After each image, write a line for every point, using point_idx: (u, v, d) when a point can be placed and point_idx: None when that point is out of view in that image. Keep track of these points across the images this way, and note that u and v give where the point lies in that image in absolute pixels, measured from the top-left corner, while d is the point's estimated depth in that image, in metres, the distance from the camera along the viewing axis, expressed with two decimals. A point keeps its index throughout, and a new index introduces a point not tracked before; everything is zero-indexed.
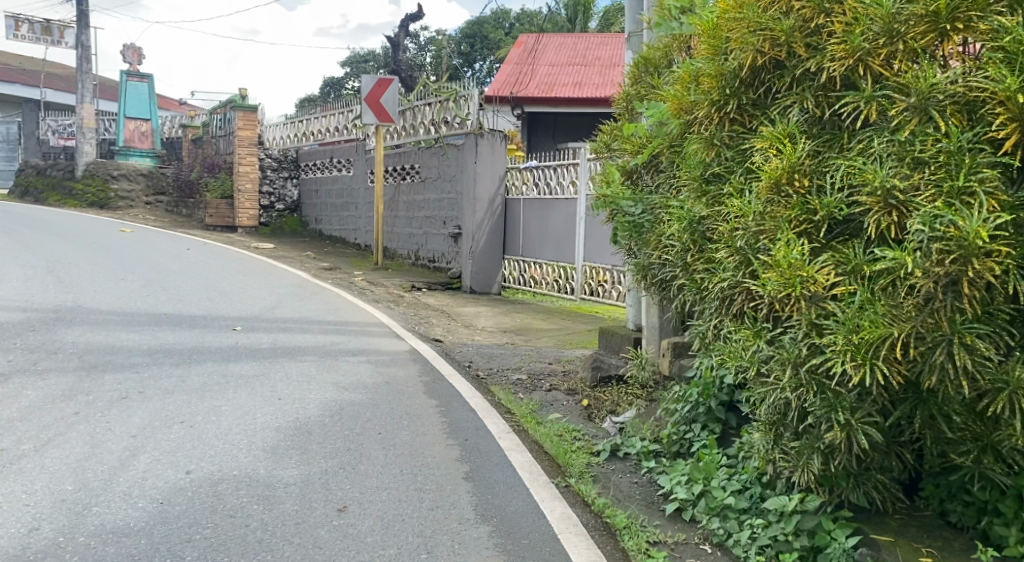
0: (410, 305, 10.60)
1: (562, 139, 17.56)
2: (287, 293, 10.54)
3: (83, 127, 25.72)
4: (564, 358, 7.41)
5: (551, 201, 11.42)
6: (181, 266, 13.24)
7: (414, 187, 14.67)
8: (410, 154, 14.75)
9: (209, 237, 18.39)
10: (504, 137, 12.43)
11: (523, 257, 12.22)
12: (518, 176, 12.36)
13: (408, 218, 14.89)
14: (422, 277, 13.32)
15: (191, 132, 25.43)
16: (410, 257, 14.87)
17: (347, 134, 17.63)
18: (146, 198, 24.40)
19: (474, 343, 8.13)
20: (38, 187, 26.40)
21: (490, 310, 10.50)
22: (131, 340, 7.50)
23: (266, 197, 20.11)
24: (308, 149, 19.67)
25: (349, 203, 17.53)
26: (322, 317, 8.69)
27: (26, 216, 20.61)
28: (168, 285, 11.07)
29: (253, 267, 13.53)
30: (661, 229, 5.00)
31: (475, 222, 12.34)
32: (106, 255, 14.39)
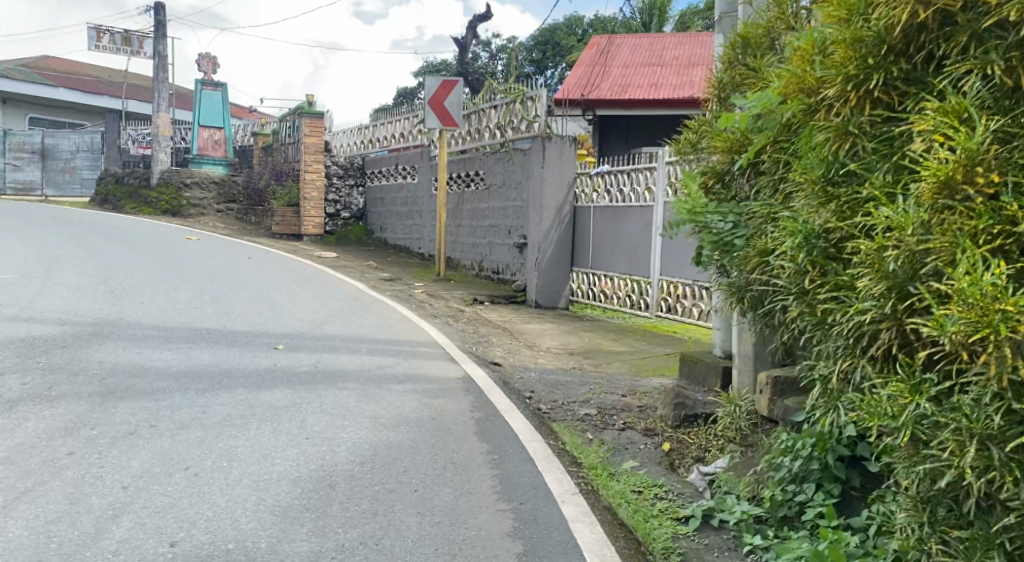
0: (471, 321, 9.77)
1: (636, 143, 16.60)
2: (340, 306, 9.81)
3: (158, 135, 25.66)
4: (640, 389, 6.44)
5: (624, 209, 10.45)
6: (237, 276, 12.71)
7: (479, 194, 13.88)
8: (475, 159, 13.96)
9: (274, 245, 17.94)
10: (576, 141, 11.51)
11: (592, 269, 11.27)
12: (588, 181, 11.41)
13: (473, 228, 14.10)
14: (485, 290, 12.50)
15: (262, 140, 25.16)
16: (474, 268, 14.08)
17: (412, 140, 16.97)
18: (217, 206, 24.18)
19: (538, 368, 7.24)
20: (115, 195, 26.53)
21: (557, 328, 9.60)
22: (162, 359, 6.84)
23: (332, 205, 19.55)
24: (374, 156, 19.04)
25: (413, 211, 16.86)
26: (373, 334, 7.91)
27: (96, 223, 20.58)
28: (219, 297, 10.49)
29: (312, 277, 12.90)
30: (763, 245, 3.98)
31: (541, 232, 11.49)
32: (165, 263, 14.00)
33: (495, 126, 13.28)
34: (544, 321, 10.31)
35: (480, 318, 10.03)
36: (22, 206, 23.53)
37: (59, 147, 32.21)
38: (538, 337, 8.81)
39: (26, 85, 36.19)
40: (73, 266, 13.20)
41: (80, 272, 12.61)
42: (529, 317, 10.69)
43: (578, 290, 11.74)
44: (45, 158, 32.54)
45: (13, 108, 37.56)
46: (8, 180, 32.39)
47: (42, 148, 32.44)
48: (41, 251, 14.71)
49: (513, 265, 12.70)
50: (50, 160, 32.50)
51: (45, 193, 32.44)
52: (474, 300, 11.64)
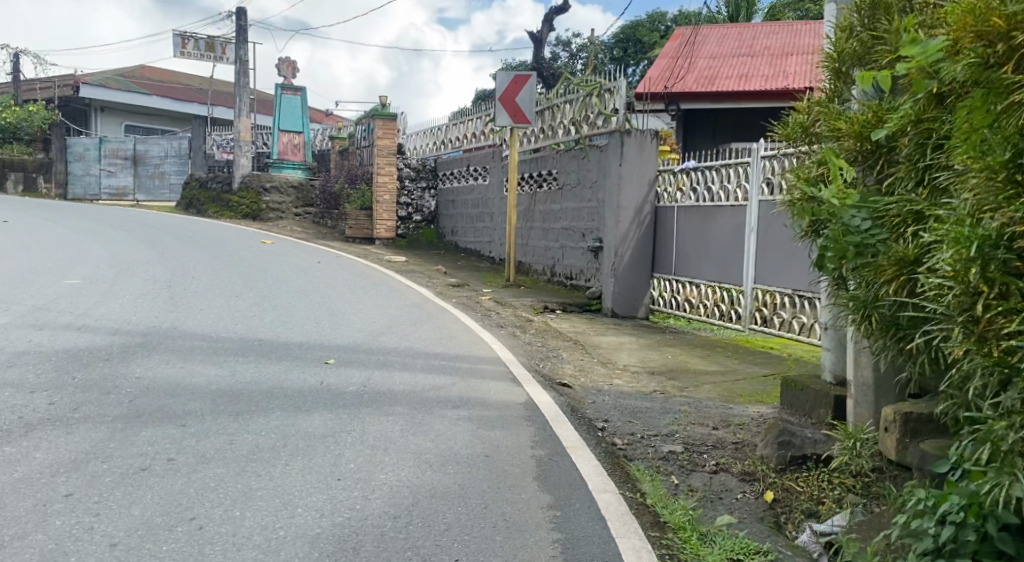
0: (541, 332, 9.00)
1: (722, 139, 15.59)
2: (405, 315, 9.17)
3: (240, 140, 25.37)
4: (732, 422, 5.58)
5: (713, 209, 9.53)
6: (304, 279, 12.26)
7: (552, 194, 13.11)
8: (548, 158, 13.19)
9: (346, 249, 17.53)
10: (657, 137, 10.61)
11: (675, 276, 10.37)
12: (671, 179, 10.50)
13: (545, 230, 13.35)
14: (558, 297, 11.72)
15: (338, 145, 24.59)
16: (546, 273, 13.32)
17: (483, 140, 16.32)
18: (295, 210, 24.00)
19: (616, 391, 6.43)
20: (197, 200, 26.62)
21: (635, 341, 8.77)
22: (204, 371, 6.29)
23: (403, 208, 19.12)
24: (446, 157, 18.44)
25: (485, 214, 16.22)
26: (433, 348, 7.23)
27: (174, 225, 20.59)
28: (283, 301, 9.98)
29: (378, 282, 12.35)
30: (920, 254, 3.46)
31: (618, 235, 10.70)
32: (233, 264, 13.67)
33: (571, 123, 12.50)
34: (620, 332, 9.48)
35: (553, 329, 9.27)
36: (106, 209, 23.77)
37: (149, 154, 32.35)
38: (617, 352, 7.99)
39: (121, 93, 37.08)
40: (141, 265, 12.97)
41: (148, 272, 12.35)
42: (604, 327, 9.87)
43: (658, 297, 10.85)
44: (137, 165, 32.63)
45: (109, 116, 38.57)
46: (101, 186, 33.13)
47: (133, 155, 32.50)
48: (115, 252, 14.59)
49: (587, 270, 11.90)
50: (142, 166, 32.58)
51: (137, 198, 32.70)
52: (546, 308, 10.89)
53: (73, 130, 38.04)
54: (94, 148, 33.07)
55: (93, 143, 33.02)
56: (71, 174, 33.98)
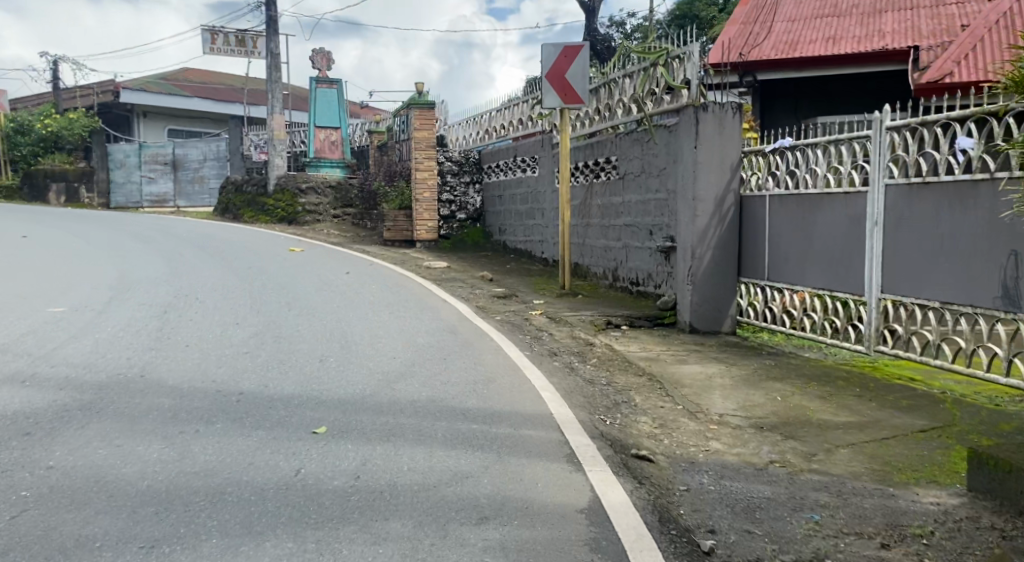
0: (605, 363, 7.13)
1: (807, 115, 13.37)
2: (436, 343, 7.41)
3: (275, 139, 23.79)
4: (911, 531, 3.67)
5: (820, 197, 7.56)
6: (327, 293, 10.65)
7: (611, 185, 11.22)
8: (606, 143, 11.30)
9: (383, 254, 15.83)
10: (743, 113, 8.80)
11: (769, 282, 8.41)
12: (759, 162, 8.57)
13: (604, 228, 11.46)
14: (623, 308, 9.85)
15: (377, 139, 22.92)
16: (607, 278, 11.43)
17: (531, 126, 14.46)
18: (334, 212, 22.32)
19: (717, 468, 4.55)
20: (235, 205, 25.23)
21: (726, 372, 6.88)
22: (147, 452, 4.59)
23: (446, 205, 17.14)
24: (490, 148, 16.60)
25: (536, 210, 14.36)
26: (464, 401, 5.42)
27: (203, 234, 19.26)
28: (292, 326, 8.34)
29: (408, 293, 10.69)
30: None
31: (696, 233, 8.79)
32: (250, 278, 12.14)
33: (632, 101, 10.58)
34: (704, 357, 7.57)
35: (620, 356, 7.42)
36: (137, 218, 22.47)
37: (188, 157, 31.16)
38: (708, 395, 6.10)
39: (163, 97, 36.11)
40: (147, 284, 11.48)
41: (153, 291, 10.84)
42: (682, 350, 7.97)
43: (745, 306, 8.88)
44: (177, 170, 31.50)
45: (155, 121, 37.77)
46: (145, 193, 32.18)
47: (173, 160, 31.43)
48: (126, 268, 13.25)
49: (657, 274, 9.99)
50: (182, 171, 31.44)
51: (179, 205, 31.58)
52: (608, 324, 9.07)
53: (116, 137, 37.19)
54: (135, 154, 32.15)
55: (134, 149, 32.14)
56: (113, 182, 33.07)
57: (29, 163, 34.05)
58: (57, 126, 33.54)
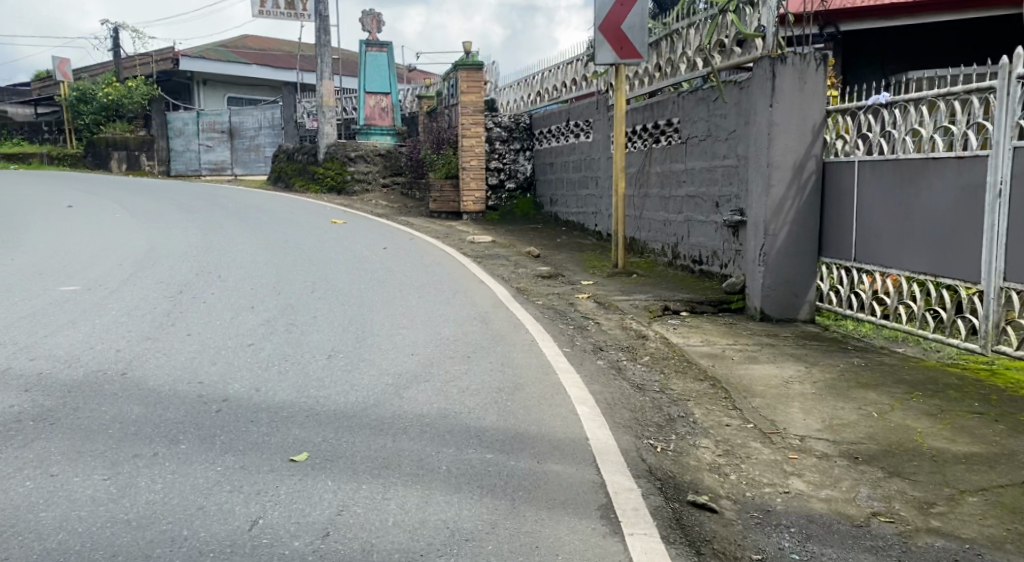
0: (658, 362, 6.05)
1: (896, 69, 11.93)
2: (464, 336, 6.40)
3: (324, 105, 22.99)
4: None
5: (925, 163, 6.38)
6: (358, 271, 9.72)
7: (671, 150, 10.03)
8: (667, 102, 10.08)
9: (429, 226, 14.91)
10: (829, 64, 7.56)
11: (857, 263, 7.24)
12: (847, 122, 7.35)
13: (662, 199, 10.30)
14: (683, 290, 8.74)
15: (427, 105, 21.92)
16: (666, 255, 10.29)
17: (586, 87, 13.26)
18: (383, 180, 21.65)
19: (801, 525, 3.49)
20: (285, 174, 24.61)
21: (803, 377, 5.74)
22: (81, 485, 3.67)
23: (494, 174, 16.08)
24: (542, 112, 15.39)
25: (589, 178, 13.24)
26: (480, 420, 4.42)
27: (247, 203, 18.57)
28: (309, 311, 7.42)
29: (445, 272, 9.69)
30: None
31: (771, 205, 7.67)
32: (281, 252, 11.30)
33: (698, 54, 9.33)
34: (778, 356, 6.43)
35: (676, 354, 6.33)
36: (185, 186, 21.94)
37: (244, 125, 30.66)
38: (783, 411, 5.00)
39: (219, 64, 35.68)
40: (170, 258, 10.70)
41: (174, 267, 10.05)
42: (750, 345, 6.84)
43: (825, 290, 7.70)
44: (233, 138, 31.07)
45: (212, 89, 37.40)
46: (200, 161, 31.89)
47: (229, 128, 30.96)
48: (157, 239, 12.54)
49: (723, 251, 8.84)
50: (238, 139, 30.98)
51: (235, 173, 31.13)
52: (664, 313, 8.00)
53: (174, 105, 36.97)
54: (192, 122, 31.79)
55: (191, 117, 31.80)
56: (172, 151, 32.79)
57: (89, 132, 33.96)
58: (116, 94, 33.36)
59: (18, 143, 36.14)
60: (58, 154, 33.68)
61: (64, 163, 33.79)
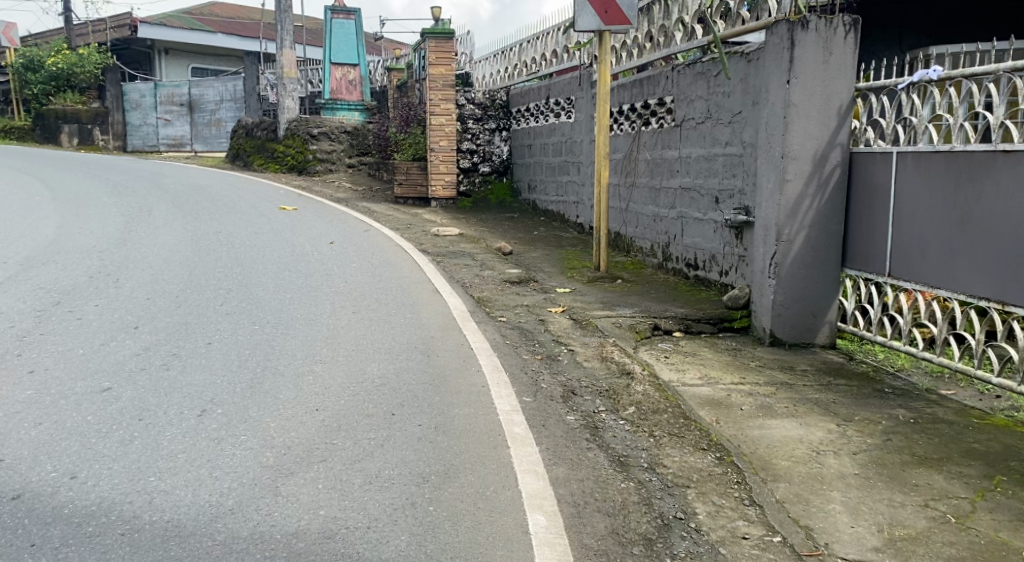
0: (646, 417, 4.57)
1: (913, 44, 10.55)
2: (393, 377, 4.91)
3: (285, 78, 21.28)
4: None
5: (988, 157, 4.94)
6: (289, 273, 8.24)
7: (663, 135, 8.55)
8: (658, 79, 8.57)
9: (389, 213, 13.36)
10: (860, 31, 6.10)
11: (891, 280, 5.79)
12: (882, 103, 5.87)
13: (653, 191, 8.84)
14: (675, 302, 7.32)
15: (396, 78, 20.24)
16: (656, 256, 8.87)
17: (568, 60, 11.68)
18: (348, 160, 20.00)
19: None
20: (245, 151, 22.89)
21: (841, 443, 4.27)
22: None
23: (467, 156, 14.35)
24: (520, 87, 13.76)
25: (571, 163, 11.72)
26: (376, 550, 2.99)
27: (195, 185, 16.97)
28: (205, 336, 5.95)
29: (391, 274, 8.22)
30: None
31: (784, 206, 6.22)
32: (207, 248, 9.80)
33: (697, 20, 7.81)
34: (800, 403, 4.97)
35: (670, 401, 4.86)
36: (133, 167, 20.26)
37: (205, 98, 29.07)
38: (822, 507, 3.52)
39: (181, 32, 33.72)
40: (72, 256, 9.20)
41: (71, 267, 8.51)
42: (762, 383, 5.41)
43: (848, 309, 6.28)
44: (193, 112, 29.44)
45: (175, 59, 35.47)
46: (160, 136, 30.12)
47: (189, 101, 29.31)
48: (71, 231, 11.03)
49: (723, 256, 7.41)
50: (198, 113, 29.35)
51: (195, 149, 29.53)
52: (652, 334, 6.56)
53: (134, 76, 35.05)
54: (150, 94, 29.98)
55: (149, 89, 30.02)
56: (129, 124, 30.97)
57: (40, 104, 32.04)
58: (68, 63, 31.49)
59: None
60: (7, 127, 31.75)
61: (13, 135, 31.87)
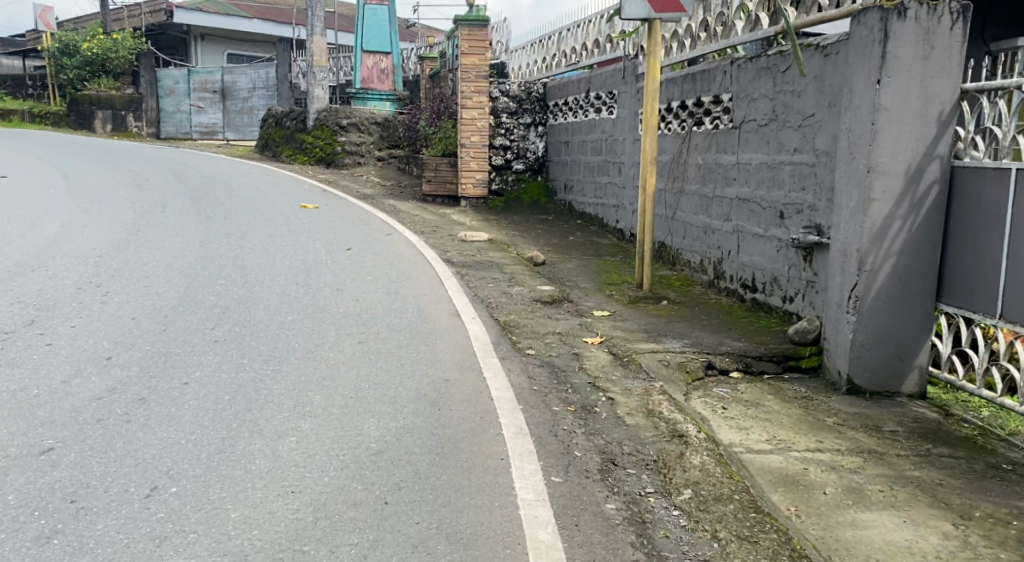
0: (706, 507, 3.64)
1: None
2: (392, 443, 4.05)
3: (315, 66, 20.51)
4: None
5: None
6: (295, 288, 7.42)
7: (718, 137, 7.54)
8: (715, 74, 7.56)
9: (415, 213, 12.51)
10: (969, 20, 5.06)
11: (1000, 323, 4.69)
12: (992, 107, 4.78)
13: (705, 200, 7.83)
14: (730, 334, 6.32)
15: (429, 67, 19.32)
16: (707, 274, 7.87)
17: (611, 51, 10.67)
18: (378, 152, 19.18)
19: None
20: (273, 141, 22.20)
21: (962, 559, 3.32)
22: None
23: (500, 152, 13.40)
24: (559, 80, 12.78)
25: (612, 163, 10.73)
26: None
27: (216, 178, 16.30)
28: (184, 373, 5.14)
29: (408, 290, 7.36)
30: None
31: (870, 230, 5.19)
32: (213, 253, 9.05)
33: (763, 7, 6.80)
34: (896, 484, 3.99)
35: (735, 481, 3.91)
36: (157, 158, 19.68)
37: (237, 85, 28.43)
38: None
39: (215, 17, 33.12)
40: (67, 261, 8.52)
41: (60, 277, 7.78)
42: (844, 451, 4.42)
43: (944, 351, 5.20)
44: (225, 99, 28.85)
45: (210, 44, 34.95)
46: (192, 123, 29.63)
47: (221, 87, 28.71)
48: (75, 230, 10.39)
49: (788, 280, 6.40)
50: (231, 100, 28.73)
51: (227, 137, 28.98)
52: (706, 374, 5.59)
53: (169, 62, 34.64)
54: (183, 81, 29.50)
55: (182, 74, 29.53)
56: (162, 110, 30.57)
57: (75, 89, 31.76)
58: (102, 48, 31.14)
59: (5, 101, 34.30)
60: (42, 112, 31.65)
61: (47, 120, 31.74)
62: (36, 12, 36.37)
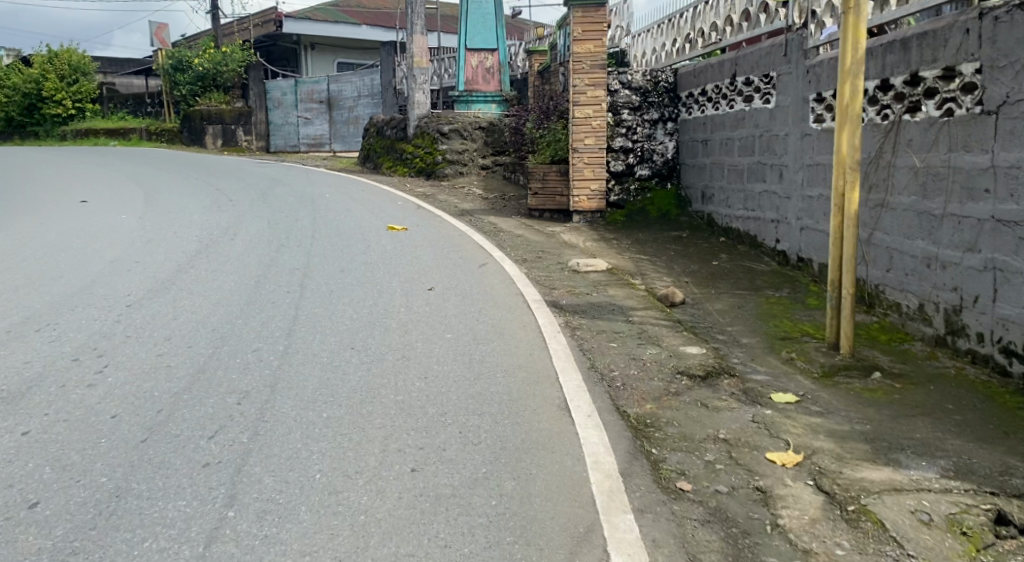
0: None
1: None
2: None
3: (415, 68, 18.80)
4: None
5: None
6: (350, 356, 5.44)
7: (953, 128, 5.10)
8: (947, 35, 5.13)
9: (520, 233, 10.43)
10: None
11: None
12: None
13: (928, 219, 5.39)
14: (1011, 448, 3.92)
15: (537, 62, 17.19)
16: (930, 327, 5.43)
17: (766, 22, 8.27)
18: (481, 160, 17.30)
19: None
20: (374, 152, 20.62)
21: None
22: None
23: (620, 156, 11.10)
24: (693, 65, 10.45)
25: (768, 165, 8.32)
26: None
27: (303, 196, 14.71)
28: (123, 544, 3.18)
29: (500, 360, 5.25)
30: None
31: None
32: (264, 299, 7.23)
33: None
34: None
35: None
36: (249, 174, 18.38)
37: (343, 94, 27.29)
38: None
39: (324, 25, 32.27)
40: (87, 314, 6.86)
41: (68, 340, 6.08)
42: None
43: None
44: (331, 109, 27.67)
45: (319, 54, 34.07)
46: (299, 135, 28.59)
47: (328, 97, 27.58)
48: (121, 268, 8.84)
49: None
50: (337, 110, 27.55)
51: (333, 148, 27.76)
52: (1000, 539, 3.24)
53: (279, 74, 34.08)
54: (291, 92, 28.50)
55: (289, 86, 28.54)
56: (272, 124, 29.44)
57: (188, 105, 31.45)
58: (213, 62, 30.69)
59: (126, 119, 34.45)
60: (158, 129, 31.65)
61: (163, 138, 31.65)
62: (152, 30, 36.48)
